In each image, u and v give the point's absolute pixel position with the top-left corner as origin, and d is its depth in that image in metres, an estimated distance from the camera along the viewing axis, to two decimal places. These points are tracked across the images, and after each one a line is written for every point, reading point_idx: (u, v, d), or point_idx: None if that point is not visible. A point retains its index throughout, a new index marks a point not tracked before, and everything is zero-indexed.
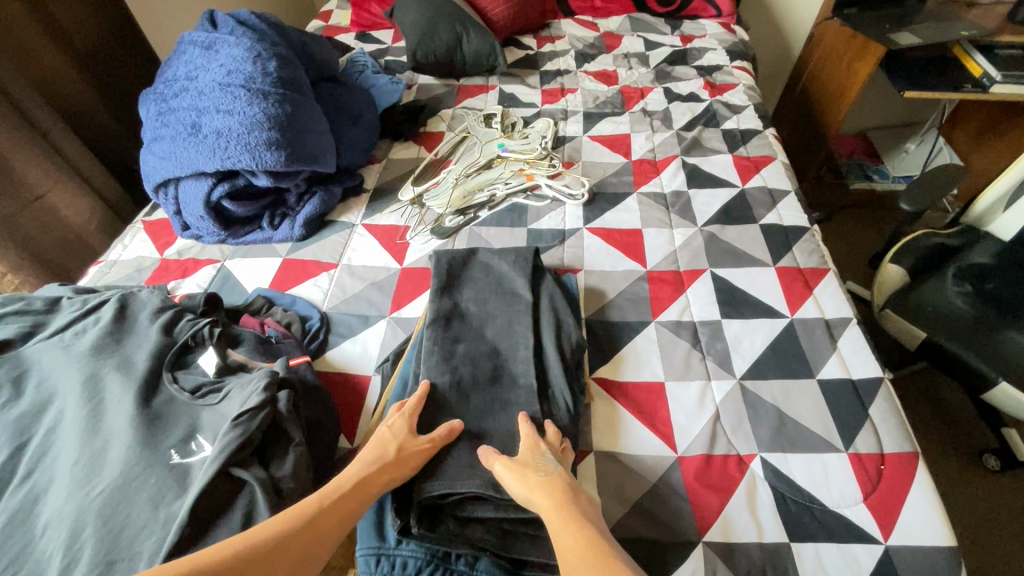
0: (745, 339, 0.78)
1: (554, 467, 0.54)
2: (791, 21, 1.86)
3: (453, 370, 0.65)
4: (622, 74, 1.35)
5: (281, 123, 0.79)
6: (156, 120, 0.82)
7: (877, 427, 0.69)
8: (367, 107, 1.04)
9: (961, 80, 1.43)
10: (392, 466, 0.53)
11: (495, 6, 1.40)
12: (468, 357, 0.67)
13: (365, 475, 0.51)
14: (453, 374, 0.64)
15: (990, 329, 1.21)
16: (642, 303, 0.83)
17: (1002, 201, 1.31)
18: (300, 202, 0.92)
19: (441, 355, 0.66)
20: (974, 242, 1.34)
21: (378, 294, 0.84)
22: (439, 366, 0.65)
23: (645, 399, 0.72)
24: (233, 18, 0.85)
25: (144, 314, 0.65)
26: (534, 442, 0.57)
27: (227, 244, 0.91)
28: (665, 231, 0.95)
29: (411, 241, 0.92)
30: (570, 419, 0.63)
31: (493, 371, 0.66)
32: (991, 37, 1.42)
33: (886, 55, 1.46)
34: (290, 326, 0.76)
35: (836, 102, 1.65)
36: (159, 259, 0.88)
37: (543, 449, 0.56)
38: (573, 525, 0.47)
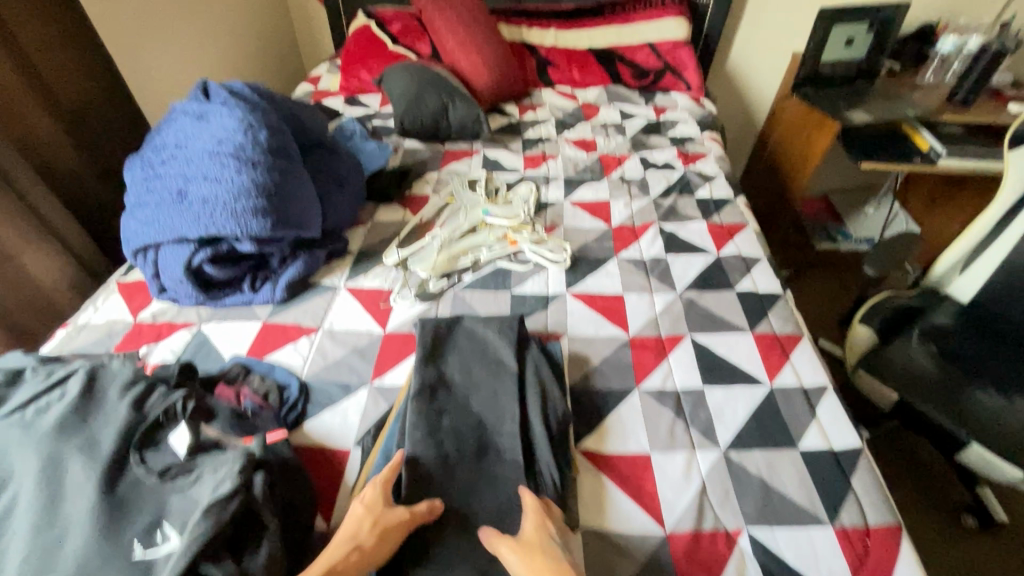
0: (727, 407, 0.79)
1: (560, 552, 0.52)
2: (753, 94, 2.00)
3: (439, 443, 0.63)
4: (600, 142, 1.41)
5: (269, 191, 0.80)
6: (141, 186, 0.82)
7: (860, 498, 0.69)
8: (354, 172, 1.07)
9: (911, 153, 1.54)
10: (369, 552, 0.51)
11: (480, 76, 1.47)
12: (453, 430, 0.65)
13: (334, 564, 0.49)
14: (439, 447, 0.63)
15: (959, 388, 1.24)
16: (625, 370, 0.84)
17: (959, 264, 1.39)
18: (283, 266, 0.91)
19: (426, 427, 0.64)
20: (934, 304, 1.40)
21: (359, 360, 0.83)
22: (425, 438, 0.63)
23: (631, 472, 0.71)
24: (226, 89, 0.88)
25: (113, 388, 0.62)
26: (540, 523, 0.55)
27: (205, 307, 0.89)
28: (646, 297, 0.97)
29: (394, 304, 0.92)
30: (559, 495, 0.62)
31: (479, 445, 0.64)
32: (934, 116, 1.55)
33: (841, 129, 1.58)
34: (267, 396, 0.74)
35: (798, 170, 1.76)
36: (131, 322, 0.86)
37: (549, 531, 0.55)
38: None
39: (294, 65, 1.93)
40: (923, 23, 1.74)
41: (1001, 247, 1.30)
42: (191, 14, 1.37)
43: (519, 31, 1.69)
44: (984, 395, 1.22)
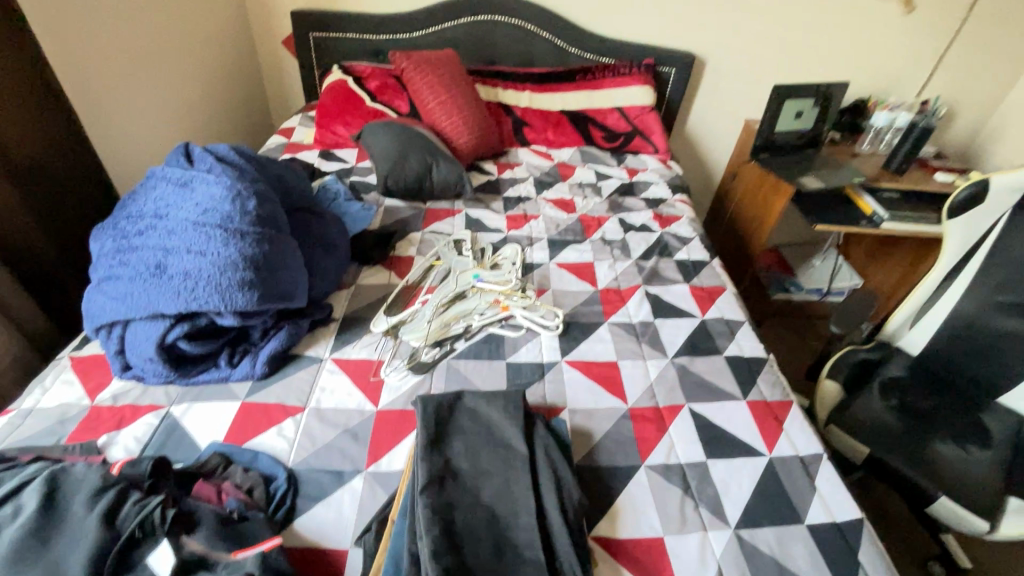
0: (732, 482, 0.79)
1: None
2: (710, 155, 2.13)
3: (454, 547, 0.59)
4: (579, 202, 1.45)
5: (258, 263, 0.76)
6: (112, 256, 0.75)
7: (869, 574, 0.70)
8: (339, 235, 1.03)
9: (857, 216, 1.67)
10: None
11: (460, 136, 1.49)
12: (466, 531, 0.61)
13: None
14: (454, 554, 0.58)
15: (923, 440, 1.31)
16: (629, 444, 0.82)
17: (909, 320, 1.49)
18: (265, 338, 0.85)
19: (438, 530, 0.60)
20: (889, 357, 1.49)
21: (352, 443, 0.77)
22: (441, 542, 0.59)
23: (646, 559, 0.69)
24: (211, 153, 0.83)
25: (78, 498, 0.54)
26: None
27: (174, 386, 0.81)
28: (640, 363, 0.97)
29: (385, 378, 0.88)
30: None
31: (495, 546, 0.60)
32: (874, 182, 1.71)
33: (795, 192, 1.70)
34: (251, 492, 0.67)
35: (756, 227, 1.87)
36: (88, 406, 0.77)
37: None
38: None
39: (262, 115, 1.89)
40: (857, 99, 1.94)
41: (944, 306, 1.42)
42: (159, 65, 1.32)
43: (495, 91, 1.73)
44: (944, 447, 1.29)
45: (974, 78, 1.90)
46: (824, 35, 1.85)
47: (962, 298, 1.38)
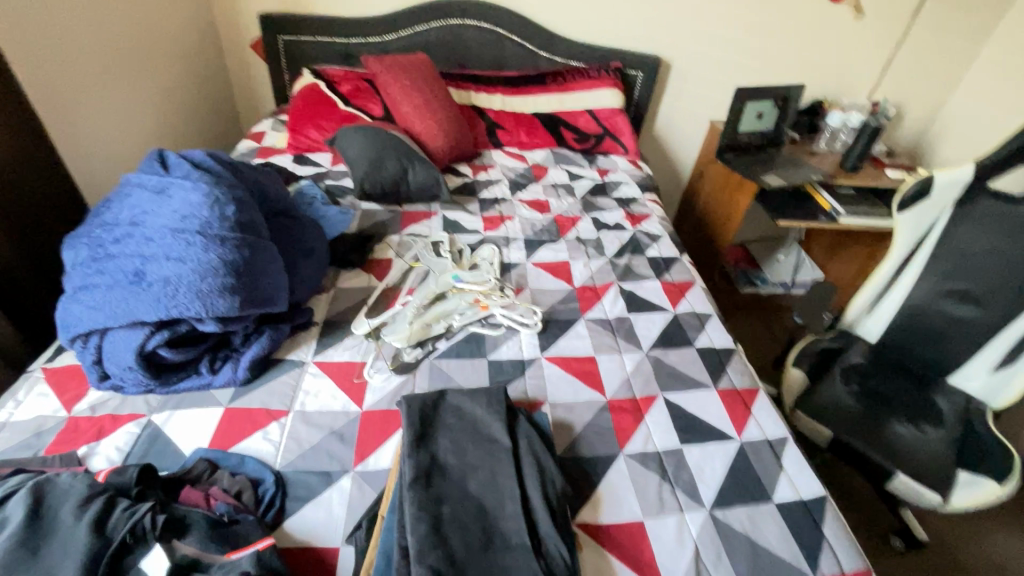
0: (706, 465, 0.83)
1: None
2: (677, 154, 2.20)
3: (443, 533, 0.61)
4: (553, 203, 1.48)
5: (238, 269, 0.76)
6: (87, 265, 0.74)
7: (833, 545, 0.75)
8: (317, 239, 1.03)
9: (816, 212, 1.76)
10: None
11: (435, 140, 1.50)
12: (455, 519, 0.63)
13: None
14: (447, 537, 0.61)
15: (881, 422, 1.39)
16: (608, 434, 0.86)
17: (866, 309, 1.56)
18: (246, 343, 0.86)
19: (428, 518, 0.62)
20: (849, 345, 1.58)
21: (339, 444, 0.78)
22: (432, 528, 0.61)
23: (628, 542, 0.72)
24: (187, 159, 0.83)
25: (66, 508, 0.54)
26: None
27: (154, 394, 0.80)
28: (616, 357, 1.01)
29: (369, 379, 0.89)
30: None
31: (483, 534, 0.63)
32: (831, 180, 1.80)
33: (759, 190, 1.78)
34: (239, 495, 0.68)
35: (723, 223, 1.94)
36: (65, 418, 0.75)
37: None
38: None
39: (230, 119, 1.87)
40: (813, 101, 2.03)
41: (897, 296, 1.51)
42: (124, 70, 1.29)
43: (467, 94, 1.75)
44: (901, 427, 1.38)
45: (919, 80, 2.02)
46: (781, 39, 1.93)
47: (912, 287, 1.48)
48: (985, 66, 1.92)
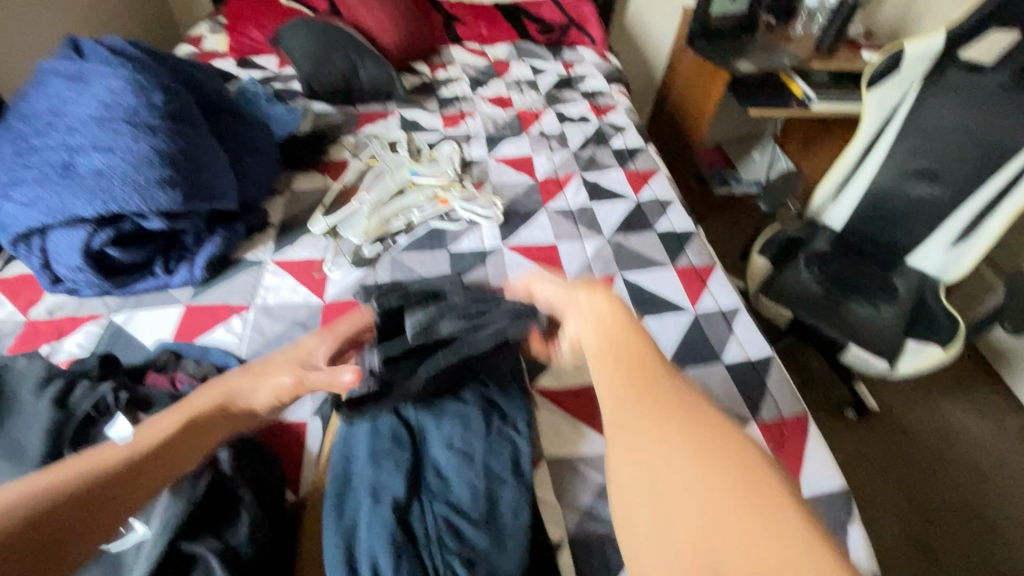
0: (661, 335, 0.87)
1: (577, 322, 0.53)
2: (650, 47, 2.08)
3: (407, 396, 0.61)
4: (515, 98, 1.42)
5: (175, 160, 0.73)
6: (14, 162, 0.71)
7: (775, 395, 0.80)
8: (264, 138, 0.99)
9: (788, 100, 1.72)
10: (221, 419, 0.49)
11: (387, 35, 1.40)
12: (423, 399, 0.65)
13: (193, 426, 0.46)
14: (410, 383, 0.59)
15: (839, 302, 1.45)
16: None
17: (832, 196, 1.56)
18: (200, 244, 0.84)
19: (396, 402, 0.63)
20: (815, 233, 1.60)
21: (303, 333, 0.80)
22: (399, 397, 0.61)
23: (584, 401, 0.77)
24: (104, 46, 0.78)
25: (27, 388, 0.56)
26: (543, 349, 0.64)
27: (112, 297, 0.80)
28: (577, 243, 1.02)
29: (329, 274, 0.89)
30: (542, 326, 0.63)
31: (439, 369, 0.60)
32: (805, 65, 1.74)
33: (731, 79, 1.72)
34: (205, 380, 0.70)
35: (696, 118, 1.89)
36: (24, 321, 0.76)
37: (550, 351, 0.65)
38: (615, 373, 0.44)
39: (166, 27, 1.73)
40: None
41: (863, 181, 1.50)
42: None
43: None
44: (858, 306, 1.44)
45: None
46: None
47: (878, 170, 1.47)
48: None
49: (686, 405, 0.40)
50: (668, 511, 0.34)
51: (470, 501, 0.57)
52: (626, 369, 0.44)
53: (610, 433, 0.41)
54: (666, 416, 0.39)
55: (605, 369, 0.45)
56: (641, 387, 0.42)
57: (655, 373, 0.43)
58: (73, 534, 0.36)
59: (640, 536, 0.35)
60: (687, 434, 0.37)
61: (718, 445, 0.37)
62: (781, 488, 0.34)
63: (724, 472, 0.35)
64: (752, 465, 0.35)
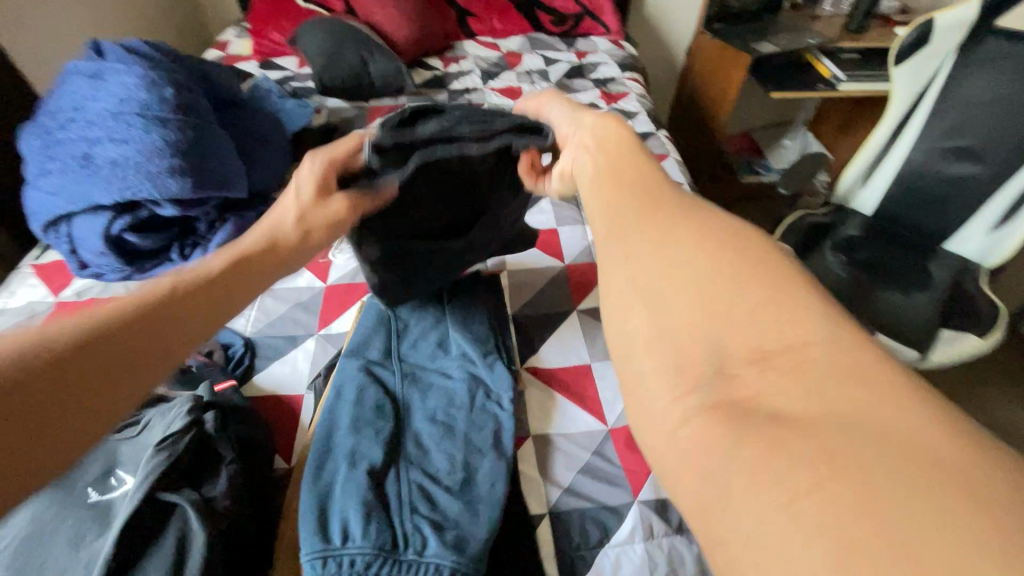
0: None
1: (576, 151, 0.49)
2: (670, 34, 2.05)
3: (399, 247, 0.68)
4: (525, 89, 1.43)
5: (184, 149, 0.78)
6: (45, 155, 0.78)
7: None
8: (274, 131, 1.03)
9: (814, 81, 1.65)
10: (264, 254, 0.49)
11: (399, 31, 1.44)
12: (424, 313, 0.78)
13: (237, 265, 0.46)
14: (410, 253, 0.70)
15: (869, 289, 1.38)
16: (563, 294, 0.89)
17: (860, 179, 1.50)
18: (212, 231, 0.88)
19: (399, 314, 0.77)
20: (845, 220, 1.53)
21: (303, 313, 0.83)
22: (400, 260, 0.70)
23: (573, 381, 0.77)
24: (122, 47, 0.84)
25: None
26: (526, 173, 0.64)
27: (133, 281, 0.85)
28: (579, 228, 1.02)
29: (333, 259, 0.92)
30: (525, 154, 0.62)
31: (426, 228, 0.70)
32: (832, 44, 1.66)
33: (752, 62, 1.66)
34: (211, 355, 0.74)
35: (717, 104, 1.84)
36: (54, 302, 0.82)
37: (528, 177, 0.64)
38: (609, 195, 0.37)
39: (199, 35, 1.83)
40: None
41: (892, 162, 1.43)
42: None
43: None
44: (891, 293, 1.36)
45: None
46: None
47: (908, 152, 1.39)
48: None
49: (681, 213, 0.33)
50: (665, 313, 0.27)
51: (446, 470, 0.59)
52: (612, 196, 0.37)
53: (603, 245, 0.34)
54: (665, 222, 0.32)
55: (601, 193, 0.38)
56: (637, 197, 0.35)
57: (651, 190, 0.36)
58: (148, 346, 0.36)
59: (632, 337, 0.28)
60: (691, 233, 0.30)
61: (726, 229, 0.29)
62: (799, 270, 0.27)
63: (727, 261, 0.27)
64: (766, 257, 0.27)
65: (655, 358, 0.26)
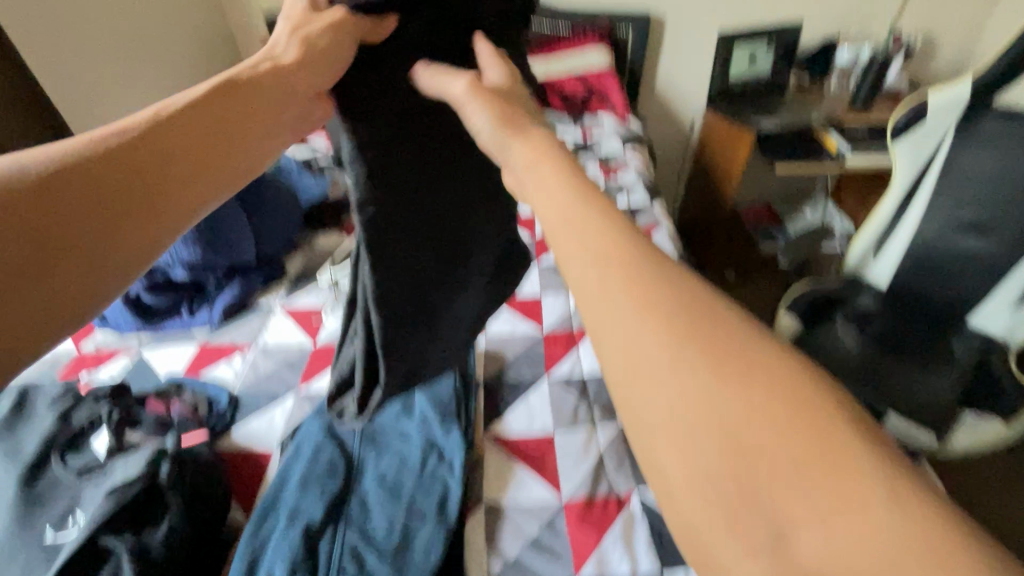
0: None
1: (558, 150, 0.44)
2: (681, 110, 2.14)
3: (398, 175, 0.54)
4: None
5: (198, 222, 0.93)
6: None
7: None
8: (289, 203, 1.16)
9: (820, 154, 1.68)
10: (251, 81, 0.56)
11: None
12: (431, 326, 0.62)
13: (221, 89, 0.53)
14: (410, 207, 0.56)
15: (877, 365, 1.32)
16: (537, 361, 0.91)
17: (871, 250, 1.46)
18: (220, 290, 0.99)
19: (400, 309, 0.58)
20: (857, 291, 1.46)
21: (289, 371, 0.89)
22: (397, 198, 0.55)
23: (534, 449, 0.78)
24: None
25: (42, 405, 0.72)
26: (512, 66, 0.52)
27: (145, 334, 0.95)
28: (562, 295, 1.04)
29: (325, 320, 0.98)
30: (483, 35, 0.56)
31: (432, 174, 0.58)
32: (839, 119, 1.69)
33: (756, 137, 1.71)
34: (196, 408, 0.79)
35: (725, 176, 1.88)
36: (75, 351, 0.92)
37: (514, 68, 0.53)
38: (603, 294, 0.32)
39: None
40: (824, 40, 1.91)
41: (906, 232, 1.37)
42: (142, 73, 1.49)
43: None
44: (900, 374, 1.31)
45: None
46: None
47: (920, 223, 1.35)
48: None
49: (690, 282, 0.32)
50: (690, 435, 0.27)
51: (385, 533, 0.61)
52: (591, 236, 0.35)
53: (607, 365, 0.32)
54: (658, 292, 0.31)
55: (590, 280, 0.33)
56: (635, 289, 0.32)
57: (616, 243, 0.34)
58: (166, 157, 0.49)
59: (670, 476, 0.28)
60: (683, 308, 0.31)
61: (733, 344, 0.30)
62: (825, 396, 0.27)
63: (727, 360, 0.29)
64: (774, 361, 0.29)
65: (694, 484, 0.27)
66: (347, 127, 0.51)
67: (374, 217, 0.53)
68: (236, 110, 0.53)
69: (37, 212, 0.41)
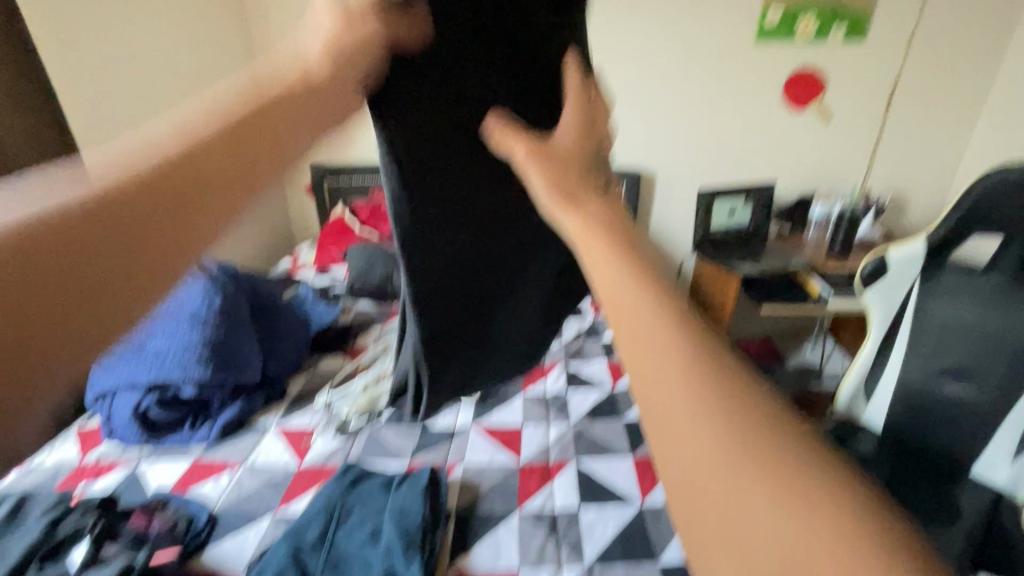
0: (598, 527, 0.87)
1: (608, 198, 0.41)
2: (674, 252, 2.33)
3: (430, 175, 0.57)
4: None
5: (211, 345, 1.06)
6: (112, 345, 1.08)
7: None
8: (299, 329, 1.28)
9: (803, 298, 1.78)
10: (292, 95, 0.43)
11: None
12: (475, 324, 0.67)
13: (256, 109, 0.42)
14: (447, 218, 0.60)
15: None
16: (510, 493, 0.93)
17: (860, 393, 1.48)
18: (222, 409, 1.06)
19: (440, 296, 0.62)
20: (856, 435, 1.46)
21: (270, 491, 0.92)
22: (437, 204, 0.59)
23: None
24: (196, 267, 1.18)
25: (36, 512, 0.79)
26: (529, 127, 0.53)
27: (146, 448, 1.01)
28: (542, 426, 1.08)
29: (313, 442, 1.04)
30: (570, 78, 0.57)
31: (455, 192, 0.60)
32: (819, 266, 1.81)
33: (742, 280, 1.84)
34: (175, 525, 0.82)
35: (718, 313, 1.96)
36: (78, 462, 0.98)
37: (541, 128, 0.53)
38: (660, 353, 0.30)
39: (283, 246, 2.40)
40: (801, 196, 2.13)
41: (891, 377, 1.41)
42: None
43: None
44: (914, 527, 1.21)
45: (910, 167, 2.10)
46: (759, 145, 2.11)
47: (903, 368, 1.38)
48: (987, 140, 1.97)
49: (731, 378, 0.29)
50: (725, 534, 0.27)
51: None
52: (634, 329, 0.31)
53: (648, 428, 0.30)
54: (704, 384, 0.29)
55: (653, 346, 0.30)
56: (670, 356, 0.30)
57: (659, 328, 0.30)
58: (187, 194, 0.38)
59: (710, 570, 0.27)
60: (717, 399, 0.28)
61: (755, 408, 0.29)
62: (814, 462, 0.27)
63: (767, 456, 0.27)
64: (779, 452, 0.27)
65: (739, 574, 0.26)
66: (382, 132, 0.51)
67: (411, 226, 0.56)
68: (270, 135, 0.42)
69: (55, 295, 0.32)
